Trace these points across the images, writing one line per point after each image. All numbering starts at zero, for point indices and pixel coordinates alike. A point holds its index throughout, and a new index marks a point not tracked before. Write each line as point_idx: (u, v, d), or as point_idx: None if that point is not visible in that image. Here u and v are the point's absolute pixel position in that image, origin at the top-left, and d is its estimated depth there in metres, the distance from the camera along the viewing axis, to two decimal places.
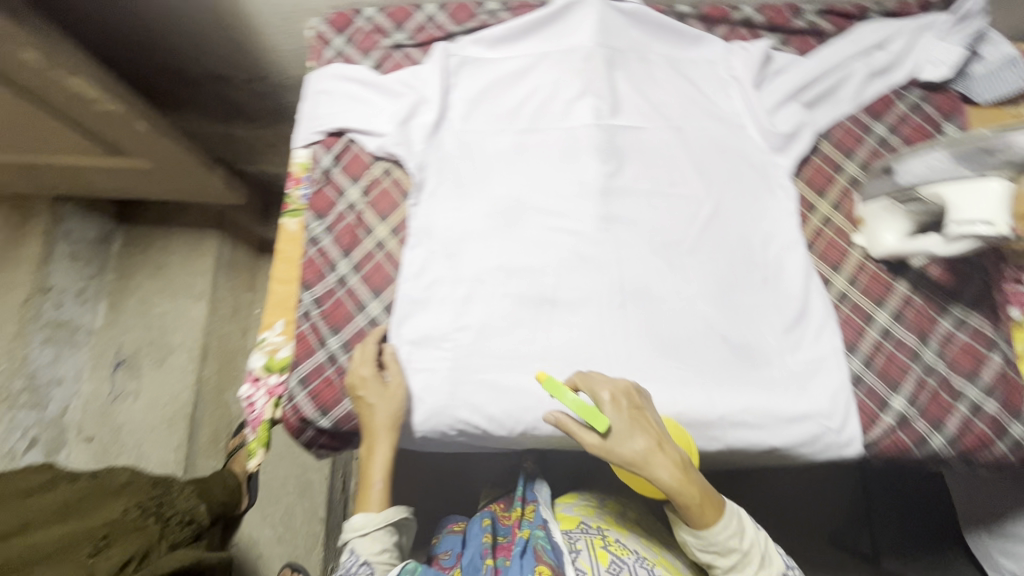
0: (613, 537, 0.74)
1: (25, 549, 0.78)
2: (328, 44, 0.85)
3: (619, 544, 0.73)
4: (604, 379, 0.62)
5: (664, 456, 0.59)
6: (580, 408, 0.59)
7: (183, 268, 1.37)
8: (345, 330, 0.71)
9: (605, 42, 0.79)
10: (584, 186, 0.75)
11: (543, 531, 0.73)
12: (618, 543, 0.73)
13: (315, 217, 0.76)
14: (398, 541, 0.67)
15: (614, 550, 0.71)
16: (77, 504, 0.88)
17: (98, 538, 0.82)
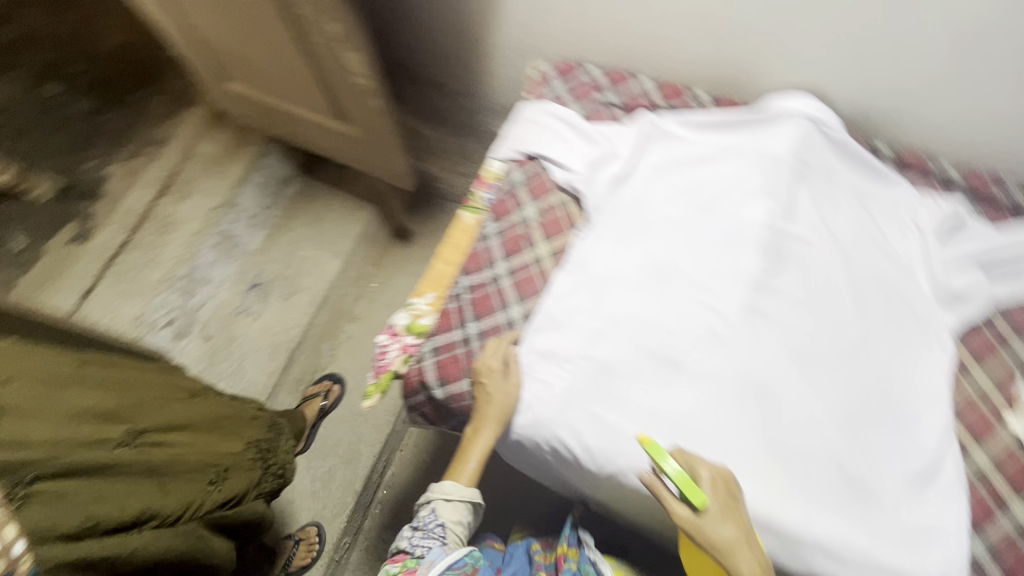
0: None
1: (168, 453, 0.74)
2: (549, 84, 0.97)
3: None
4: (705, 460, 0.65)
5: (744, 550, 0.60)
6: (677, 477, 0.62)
7: (335, 226, 1.55)
8: (485, 320, 0.79)
9: (799, 154, 0.84)
10: (738, 275, 0.79)
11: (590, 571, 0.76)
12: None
13: (492, 219, 0.86)
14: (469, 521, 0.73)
15: None
16: (219, 424, 0.86)
17: (222, 467, 0.82)
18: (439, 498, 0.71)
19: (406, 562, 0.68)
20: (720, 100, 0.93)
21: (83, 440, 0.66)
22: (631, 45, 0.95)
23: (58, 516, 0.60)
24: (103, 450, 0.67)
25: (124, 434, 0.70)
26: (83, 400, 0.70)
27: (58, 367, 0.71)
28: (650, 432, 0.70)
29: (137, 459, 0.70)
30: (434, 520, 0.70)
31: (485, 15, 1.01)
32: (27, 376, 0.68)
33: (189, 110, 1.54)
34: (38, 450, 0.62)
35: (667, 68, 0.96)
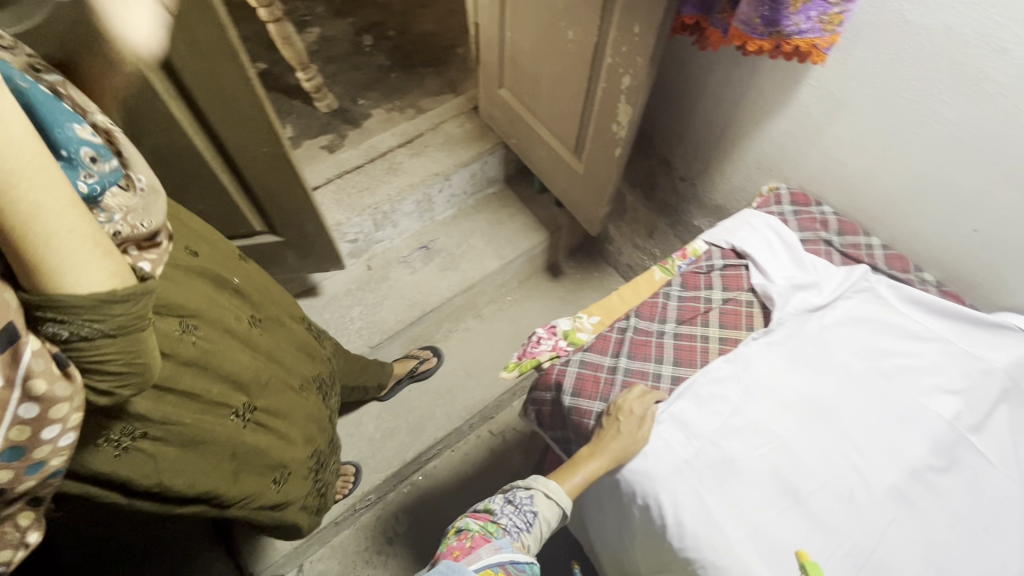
0: None
1: (253, 442, 0.76)
2: (779, 203, 1.03)
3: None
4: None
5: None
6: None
7: (509, 234, 1.71)
8: (636, 361, 0.84)
9: (1014, 377, 0.80)
10: (900, 452, 0.75)
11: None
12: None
13: (680, 284, 0.93)
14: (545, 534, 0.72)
15: None
16: (304, 425, 0.89)
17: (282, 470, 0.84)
18: (540, 490, 0.74)
19: (487, 524, 0.70)
20: (945, 290, 0.92)
21: (210, 401, 0.67)
22: (877, 204, 0.97)
23: (145, 471, 0.63)
24: (217, 426, 0.69)
25: (242, 407, 0.73)
26: (232, 365, 0.70)
27: (229, 323, 0.71)
28: (748, 543, 0.68)
29: (233, 437, 0.72)
30: (529, 505, 0.72)
31: (749, 125, 1.10)
32: (204, 320, 0.66)
33: (453, 95, 1.82)
34: (168, 412, 0.62)
35: (901, 239, 0.97)
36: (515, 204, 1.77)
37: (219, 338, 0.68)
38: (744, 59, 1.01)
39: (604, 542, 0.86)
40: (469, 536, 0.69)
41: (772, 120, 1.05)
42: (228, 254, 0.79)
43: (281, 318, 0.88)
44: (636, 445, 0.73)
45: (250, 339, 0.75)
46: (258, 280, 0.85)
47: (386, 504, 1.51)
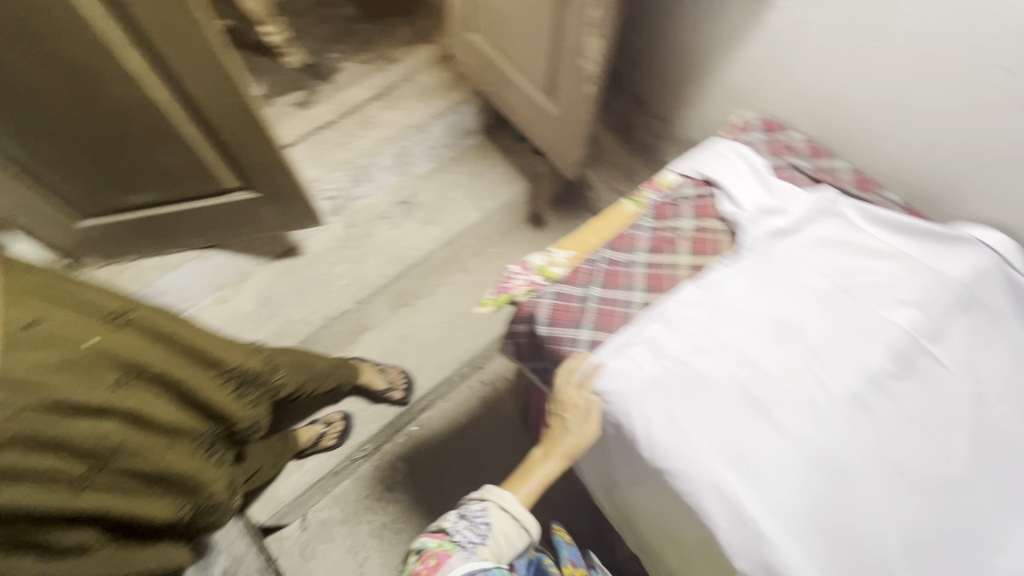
0: None
1: (93, 505, 0.75)
2: (749, 132, 1.03)
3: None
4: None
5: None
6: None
7: (489, 185, 1.70)
8: (608, 290, 0.86)
9: (969, 287, 0.83)
10: (860, 363, 0.79)
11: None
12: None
13: (651, 216, 0.94)
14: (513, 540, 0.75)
15: None
16: (177, 478, 0.86)
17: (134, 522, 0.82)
18: (494, 502, 0.76)
19: (443, 542, 0.73)
20: (909, 208, 0.93)
21: (42, 471, 0.70)
22: (844, 126, 0.98)
23: None
24: (49, 496, 0.71)
25: (85, 470, 0.75)
26: (75, 430, 0.73)
27: (77, 394, 0.73)
28: (712, 450, 0.72)
29: (62, 505, 0.72)
30: (484, 520, 0.75)
31: (719, 54, 1.09)
32: (33, 396, 0.69)
33: (424, 45, 1.78)
34: None
35: (869, 159, 0.98)
36: (495, 153, 1.75)
37: (55, 413, 0.71)
38: None
39: (583, 458, 0.90)
40: (431, 555, 0.72)
41: (740, 46, 1.04)
42: (100, 316, 0.79)
43: (178, 381, 0.85)
44: (587, 441, 0.76)
45: (103, 407, 0.76)
46: (153, 334, 0.84)
47: (383, 453, 1.57)
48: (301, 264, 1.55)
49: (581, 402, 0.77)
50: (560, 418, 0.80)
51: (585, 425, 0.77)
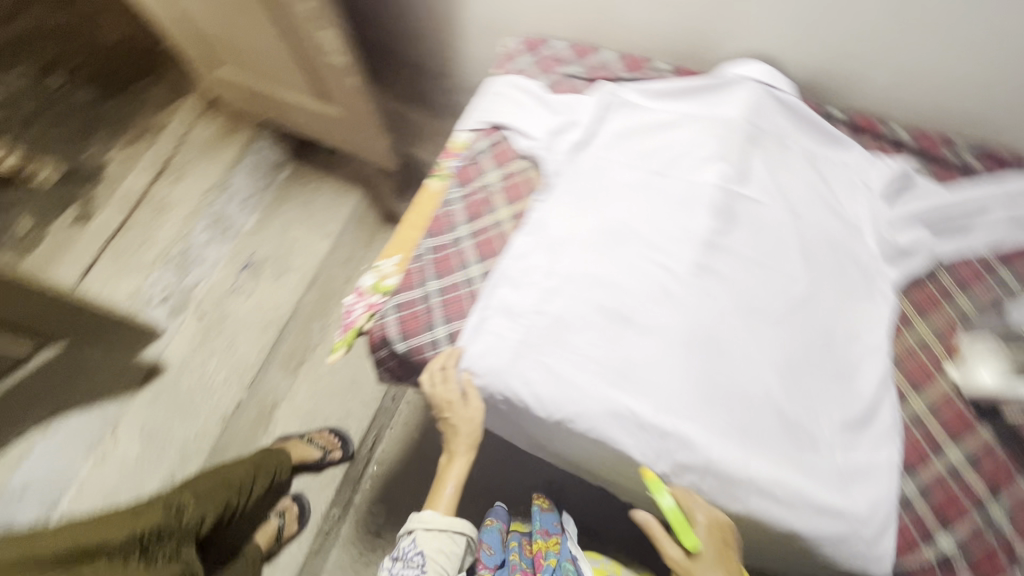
0: None
1: None
2: (517, 60, 1.01)
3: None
4: (707, 502, 0.71)
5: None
6: (677, 514, 0.70)
7: (325, 208, 1.60)
8: (445, 278, 0.83)
9: (752, 120, 0.86)
10: (689, 233, 0.81)
11: (571, 564, 0.84)
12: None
13: (456, 185, 0.90)
14: (453, 550, 0.81)
15: None
16: None
17: None
18: (418, 530, 0.82)
19: None
20: (680, 70, 0.95)
21: None
22: (594, 18, 0.98)
23: None
24: None
25: None
26: None
27: None
28: (594, 379, 0.74)
29: None
30: (414, 550, 0.80)
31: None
32: None
33: (184, 98, 1.61)
34: None
35: (629, 40, 1.00)
36: (314, 173, 1.63)
37: None
38: None
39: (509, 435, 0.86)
40: None
41: None
42: None
43: None
44: (476, 421, 0.78)
45: None
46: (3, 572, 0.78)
47: (356, 508, 1.38)
48: (169, 379, 1.41)
49: (455, 396, 0.77)
50: (446, 420, 0.81)
51: (466, 408, 0.77)
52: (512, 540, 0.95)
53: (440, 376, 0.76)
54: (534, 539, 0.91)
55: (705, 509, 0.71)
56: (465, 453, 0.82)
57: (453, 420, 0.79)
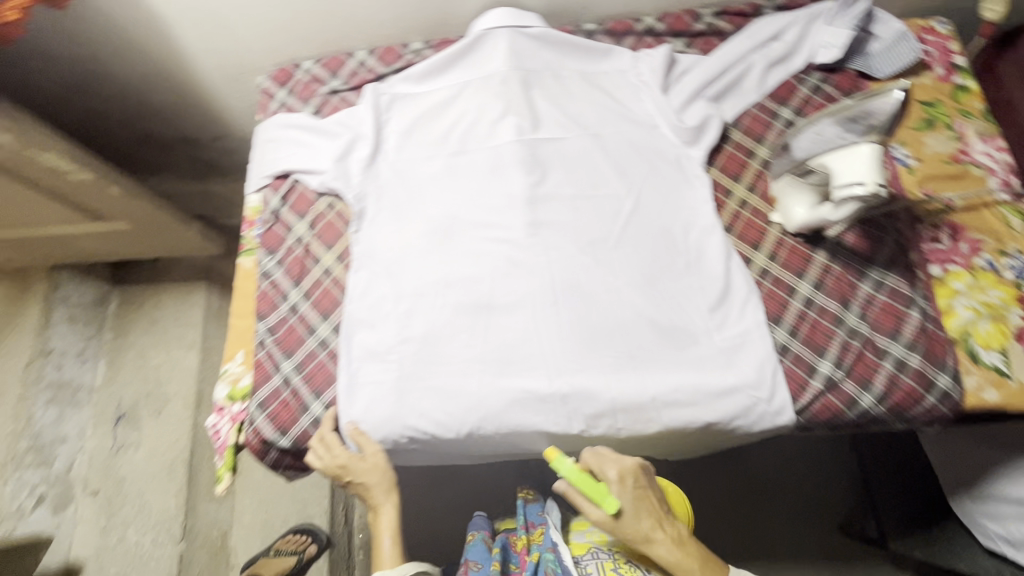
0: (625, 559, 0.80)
1: None
2: (273, 97, 0.93)
3: (630, 562, 0.80)
4: (612, 461, 0.71)
5: (660, 534, 0.71)
6: (588, 486, 0.69)
7: (175, 319, 1.44)
8: (297, 353, 0.77)
9: (518, 65, 0.86)
10: (511, 197, 0.81)
11: (552, 553, 0.79)
12: (629, 561, 0.80)
13: (266, 253, 0.83)
14: None
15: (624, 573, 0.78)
16: None
17: None
18: None
19: None
20: (435, 42, 0.91)
21: None
22: (325, 25, 0.90)
23: None
24: None
25: None
26: None
27: None
28: (483, 377, 0.72)
29: None
30: None
31: (173, 54, 0.94)
32: None
33: None
34: None
35: (372, 33, 0.93)
36: (143, 289, 1.47)
37: None
38: (67, 7, 0.81)
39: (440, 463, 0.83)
40: None
41: (176, 36, 0.90)
42: None
43: None
44: (373, 465, 0.73)
45: None
46: None
47: None
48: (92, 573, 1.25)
49: (344, 458, 0.72)
50: (352, 481, 0.75)
51: (364, 463, 0.72)
52: (498, 545, 0.85)
53: (323, 447, 0.72)
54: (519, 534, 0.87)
55: (612, 465, 0.70)
56: (387, 497, 0.77)
57: (358, 478, 0.74)
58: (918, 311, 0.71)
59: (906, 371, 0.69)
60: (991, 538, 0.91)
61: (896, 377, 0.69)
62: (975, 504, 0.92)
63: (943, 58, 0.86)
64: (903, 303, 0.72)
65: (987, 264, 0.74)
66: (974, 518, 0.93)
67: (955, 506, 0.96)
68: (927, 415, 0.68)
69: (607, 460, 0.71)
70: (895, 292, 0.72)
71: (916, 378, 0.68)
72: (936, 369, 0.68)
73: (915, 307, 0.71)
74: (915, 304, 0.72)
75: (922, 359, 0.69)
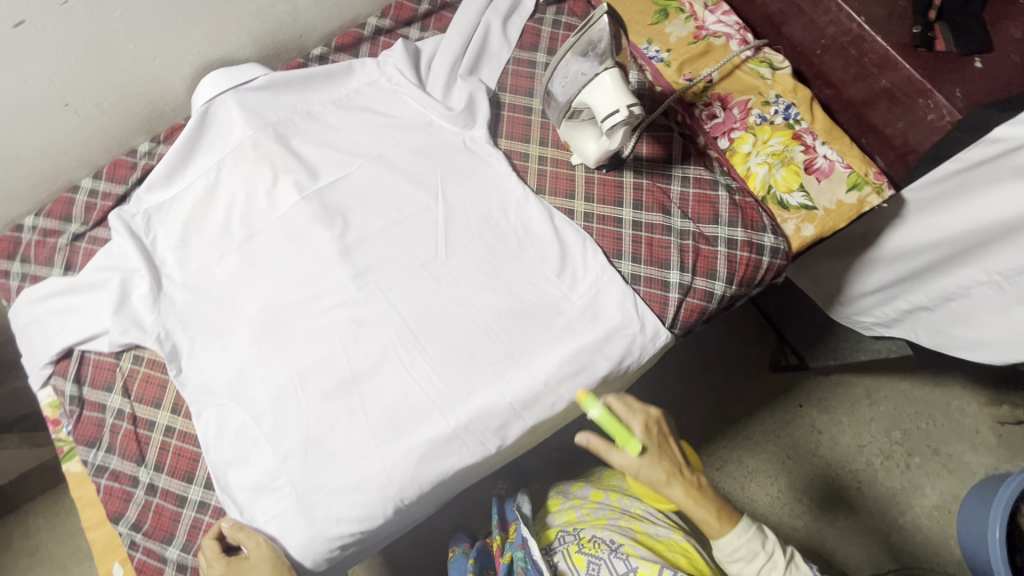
0: (589, 535, 0.74)
1: None
2: (8, 274, 0.78)
3: (594, 540, 0.73)
4: (635, 407, 0.66)
5: (680, 479, 0.65)
6: (616, 429, 0.63)
7: (55, 537, 1.20)
8: (179, 532, 0.68)
9: (263, 122, 0.78)
10: (324, 258, 0.75)
11: (523, 550, 0.73)
12: (594, 539, 0.73)
13: (88, 447, 0.72)
14: None
15: (589, 550, 0.72)
16: None
17: None
18: None
19: None
20: (163, 136, 0.81)
21: None
22: (26, 173, 0.76)
23: None
24: None
25: None
26: None
27: None
28: (381, 451, 0.67)
29: None
30: None
31: None
32: None
33: None
34: None
35: (86, 157, 0.80)
36: (0, 528, 1.19)
37: None
38: None
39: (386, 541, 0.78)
40: None
41: None
42: None
43: None
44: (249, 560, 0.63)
45: None
46: None
47: None
48: None
49: (220, 567, 0.63)
50: None
51: (246, 561, 0.63)
52: (473, 556, 0.78)
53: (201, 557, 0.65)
54: (493, 536, 0.81)
55: (634, 413, 0.66)
56: None
57: None
58: (724, 190, 0.77)
59: (737, 245, 0.74)
60: (868, 328, 1.03)
61: (732, 255, 0.73)
62: (847, 307, 1.03)
63: None
64: (711, 189, 0.77)
65: (760, 118, 0.79)
66: (851, 319, 1.05)
67: (835, 316, 1.07)
68: (769, 274, 0.74)
69: (629, 407, 0.66)
70: (700, 181, 0.77)
71: (748, 248, 0.73)
72: (759, 232, 0.74)
73: (721, 187, 0.77)
74: (720, 184, 0.77)
75: (745, 230, 0.74)
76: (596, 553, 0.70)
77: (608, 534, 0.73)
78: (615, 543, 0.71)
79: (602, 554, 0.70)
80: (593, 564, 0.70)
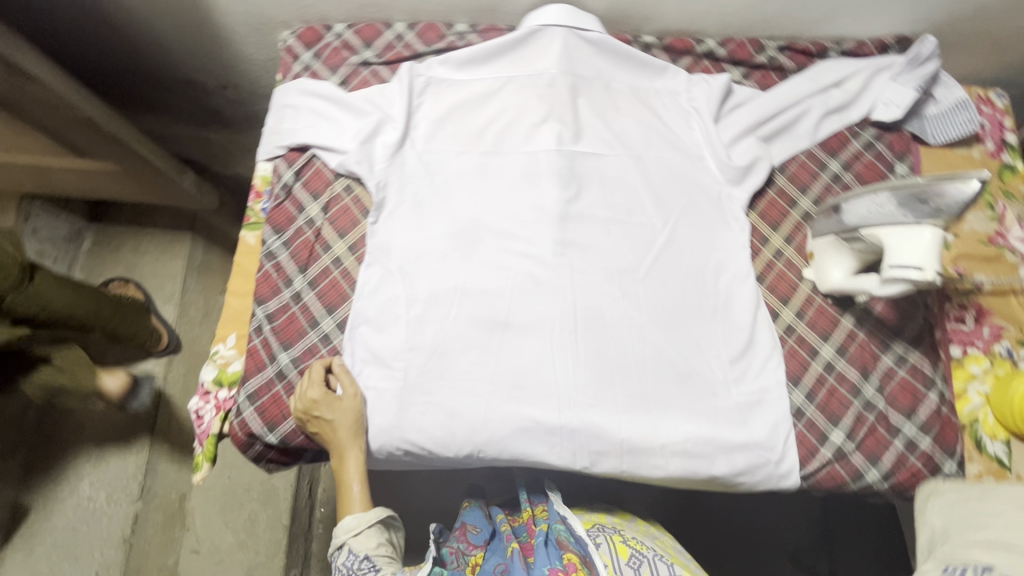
0: (630, 534, 0.72)
1: None
2: (297, 57, 0.85)
3: (638, 542, 0.70)
4: None
5: None
6: None
7: (153, 267, 1.29)
8: (296, 346, 0.73)
9: (570, 69, 0.81)
10: (543, 211, 0.77)
11: (564, 525, 0.69)
12: (637, 540, 0.71)
13: (272, 231, 0.78)
14: (390, 537, 0.69)
15: (634, 545, 0.69)
16: None
17: None
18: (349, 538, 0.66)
19: None
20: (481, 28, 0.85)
21: None
22: None
23: None
24: None
25: None
26: None
27: None
28: (490, 399, 0.69)
29: None
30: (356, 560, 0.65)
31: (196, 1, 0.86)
32: None
33: None
34: None
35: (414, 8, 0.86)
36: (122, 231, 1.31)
37: None
38: None
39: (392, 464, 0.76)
40: None
41: None
42: None
43: None
44: (349, 410, 0.67)
45: None
46: None
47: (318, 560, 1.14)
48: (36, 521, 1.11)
49: (317, 392, 0.67)
50: (319, 429, 0.67)
51: (339, 401, 0.67)
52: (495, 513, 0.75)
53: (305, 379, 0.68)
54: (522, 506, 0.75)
55: None
56: (353, 443, 0.67)
57: (331, 416, 0.66)
58: (936, 394, 0.71)
59: (914, 450, 0.69)
60: None
61: (904, 455, 0.69)
62: None
63: (995, 133, 0.86)
64: (923, 383, 0.72)
65: (1006, 352, 0.74)
66: None
67: None
68: None
69: None
70: (916, 370, 0.72)
71: (922, 460, 0.69)
72: (944, 453, 0.69)
73: (934, 389, 0.71)
74: (934, 385, 0.71)
75: (932, 441, 0.69)
76: (642, 550, 0.68)
77: (651, 543, 0.71)
78: (659, 551, 0.69)
79: (647, 553, 0.68)
80: (635, 558, 0.67)
